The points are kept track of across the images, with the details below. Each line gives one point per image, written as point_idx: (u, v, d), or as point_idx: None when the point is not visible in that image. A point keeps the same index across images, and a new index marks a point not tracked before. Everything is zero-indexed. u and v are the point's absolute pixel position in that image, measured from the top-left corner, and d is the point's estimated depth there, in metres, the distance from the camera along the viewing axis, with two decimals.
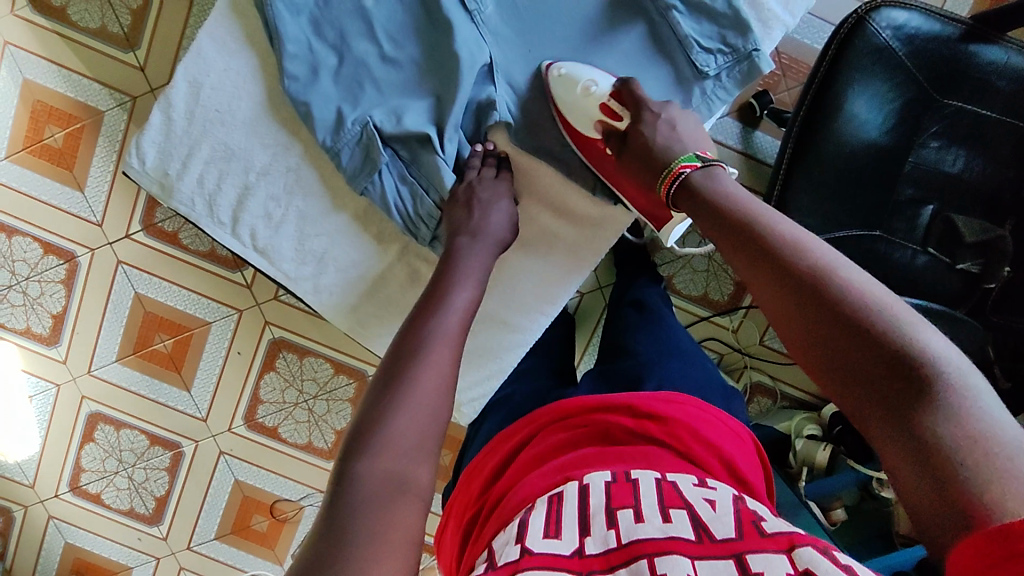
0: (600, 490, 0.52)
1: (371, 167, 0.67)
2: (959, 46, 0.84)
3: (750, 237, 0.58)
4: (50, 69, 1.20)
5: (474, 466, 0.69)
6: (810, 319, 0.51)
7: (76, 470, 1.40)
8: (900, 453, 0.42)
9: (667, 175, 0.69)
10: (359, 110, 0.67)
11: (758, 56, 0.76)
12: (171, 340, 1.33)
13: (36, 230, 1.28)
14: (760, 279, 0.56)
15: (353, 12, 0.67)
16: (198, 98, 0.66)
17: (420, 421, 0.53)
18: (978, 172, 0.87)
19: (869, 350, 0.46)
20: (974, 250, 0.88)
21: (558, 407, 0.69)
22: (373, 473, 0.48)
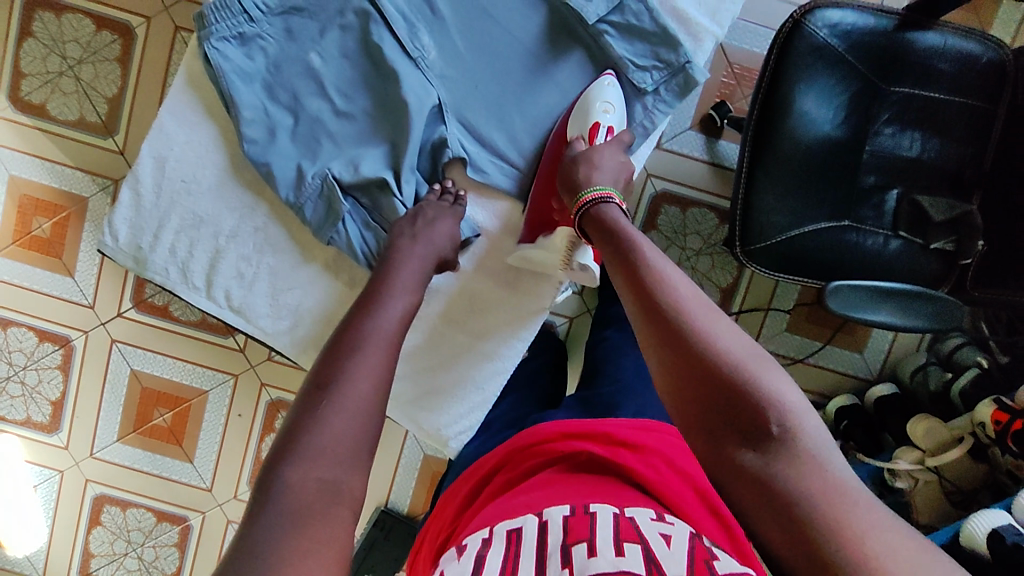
0: (557, 526, 0.50)
1: (334, 217, 0.69)
2: (897, 36, 0.86)
3: (644, 289, 0.58)
4: (34, 163, 1.25)
5: (453, 490, 0.70)
6: (694, 386, 0.51)
7: (85, 556, 1.38)
8: (781, 534, 0.44)
9: (579, 201, 0.69)
10: (318, 164, 0.70)
11: (691, 67, 0.78)
12: (170, 413, 1.33)
13: (29, 319, 1.30)
14: (649, 340, 0.55)
15: (303, 73, 0.71)
16: (163, 171, 0.69)
17: (355, 427, 0.52)
18: (937, 151, 0.89)
19: (752, 428, 0.48)
20: (944, 228, 0.88)
21: (532, 437, 0.68)
22: (301, 483, 0.47)
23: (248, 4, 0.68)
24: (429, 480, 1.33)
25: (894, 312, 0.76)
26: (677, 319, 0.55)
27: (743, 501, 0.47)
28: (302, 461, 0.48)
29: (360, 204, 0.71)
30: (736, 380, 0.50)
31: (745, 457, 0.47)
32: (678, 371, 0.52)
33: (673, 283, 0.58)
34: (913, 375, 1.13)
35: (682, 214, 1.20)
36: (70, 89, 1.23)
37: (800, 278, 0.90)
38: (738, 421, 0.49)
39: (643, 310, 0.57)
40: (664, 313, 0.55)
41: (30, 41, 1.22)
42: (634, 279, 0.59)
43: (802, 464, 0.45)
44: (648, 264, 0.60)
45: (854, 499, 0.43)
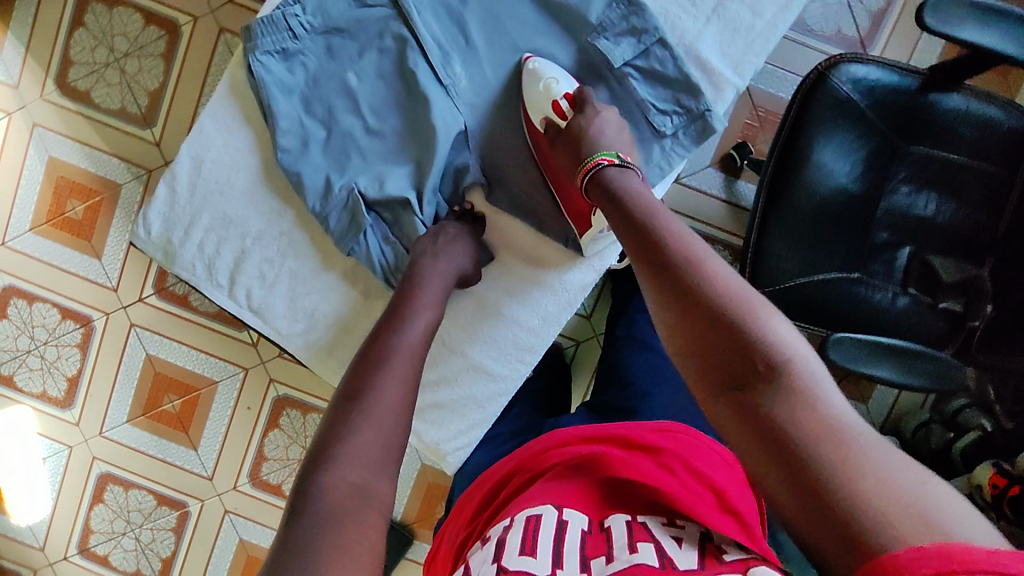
0: (576, 533, 0.54)
1: (357, 228, 0.72)
2: (920, 96, 0.87)
3: (648, 243, 0.62)
4: (73, 147, 1.29)
5: (470, 491, 0.74)
6: (697, 330, 0.54)
7: (84, 531, 1.41)
8: (771, 460, 0.45)
9: (583, 168, 0.72)
10: (346, 177, 0.72)
11: (711, 115, 0.79)
12: (180, 400, 1.37)
13: (54, 296, 1.35)
14: (652, 287, 0.59)
15: (340, 90, 0.73)
16: (200, 171, 0.71)
17: (384, 438, 0.55)
18: (952, 214, 0.90)
19: (748, 364, 0.49)
20: (953, 289, 0.90)
21: (551, 442, 0.72)
22: (335, 485, 0.50)
23: (292, 19, 0.70)
24: (425, 490, 1.35)
25: (892, 368, 0.77)
26: (681, 271, 0.57)
27: (739, 435, 0.48)
28: (337, 460, 0.51)
29: (381, 218, 0.75)
30: (736, 323, 0.52)
31: (739, 390, 0.49)
32: (682, 317, 0.55)
33: (681, 239, 0.61)
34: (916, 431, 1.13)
35: None
36: (115, 80, 1.28)
37: (809, 326, 0.90)
38: (738, 360, 0.50)
39: (652, 266, 0.60)
40: (671, 266, 0.58)
41: (80, 31, 1.27)
42: (643, 237, 0.63)
43: (798, 398, 0.46)
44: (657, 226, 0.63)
45: (845, 429, 0.44)
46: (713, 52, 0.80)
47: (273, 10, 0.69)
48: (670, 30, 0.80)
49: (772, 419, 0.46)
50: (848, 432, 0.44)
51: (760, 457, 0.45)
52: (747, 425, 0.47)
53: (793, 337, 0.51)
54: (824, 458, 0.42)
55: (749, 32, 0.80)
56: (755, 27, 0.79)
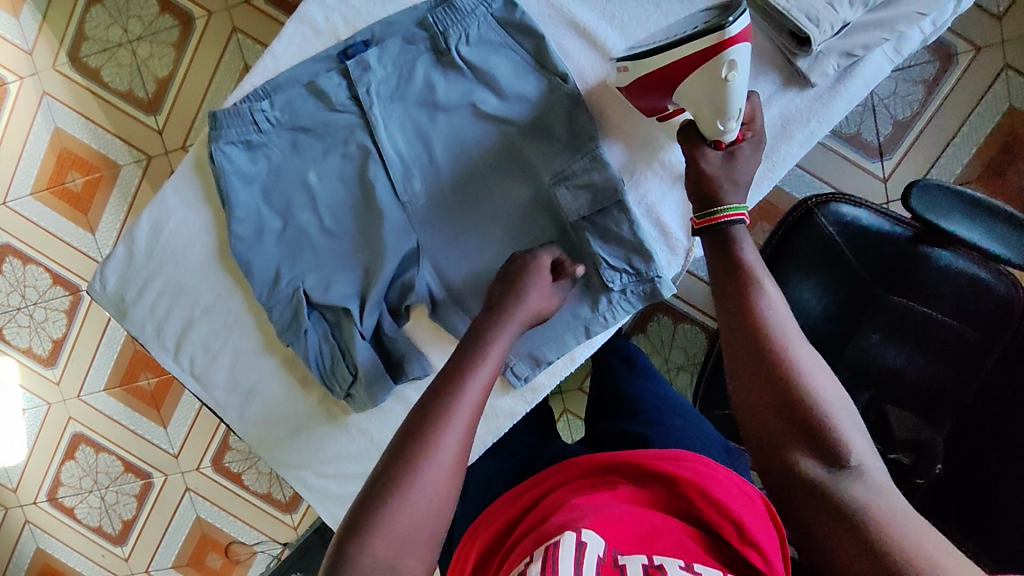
0: (593, 560, 0.50)
1: (298, 326, 0.74)
2: (911, 246, 0.85)
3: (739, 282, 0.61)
4: (79, 121, 1.30)
5: (476, 529, 0.68)
6: (772, 398, 0.55)
7: (55, 482, 1.49)
8: (841, 532, 0.48)
9: (710, 214, 0.66)
10: (295, 272, 0.74)
11: (660, 280, 0.75)
12: (156, 379, 1.43)
13: (48, 261, 1.38)
14: (738, 329, 0.59)
15: (300, 187, 0.73)
16: (158, 238, 0.74)
17: (423, 514, 0.52)
18: (918, 367, 0.86)
19: (830, 450, 0.52)
20: (906, 445, 0.86)
21: (571, 469, 0.67)
22: (363, 560, 0.49)
23: (259, 116, 0.71)
24: None
25: None
26: (768, 337, 0.58)
27: (805, 509, 0.51)
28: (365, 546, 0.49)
29: (323, 316, 0.75)
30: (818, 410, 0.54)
31: (809, 464, 0.52)
32: (761, 382, 0.56)
33: (772, 301, 0.60)
34: None
35: (673, 327, 1.22)
36: (126, 62, 1.28)
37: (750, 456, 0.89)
38: (810, 435, 0.53)
39: (740, 305, 0.60)
40: (757, 329, 0.58)
41: (97, 8, 1.27)
42: (738, 287, 0.61)
43: (870, 491, 0.49)
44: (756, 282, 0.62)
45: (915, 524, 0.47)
46: (676, 216, 0.77)
47: (242, 105, 0.71)
48: (637, 189, 0.77)
49: (846, 504, 0.49)
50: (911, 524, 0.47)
51: (828, 530, 0.49)
52: (810, 501, 0.50)
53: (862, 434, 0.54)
54: (894, 541, 0.45)
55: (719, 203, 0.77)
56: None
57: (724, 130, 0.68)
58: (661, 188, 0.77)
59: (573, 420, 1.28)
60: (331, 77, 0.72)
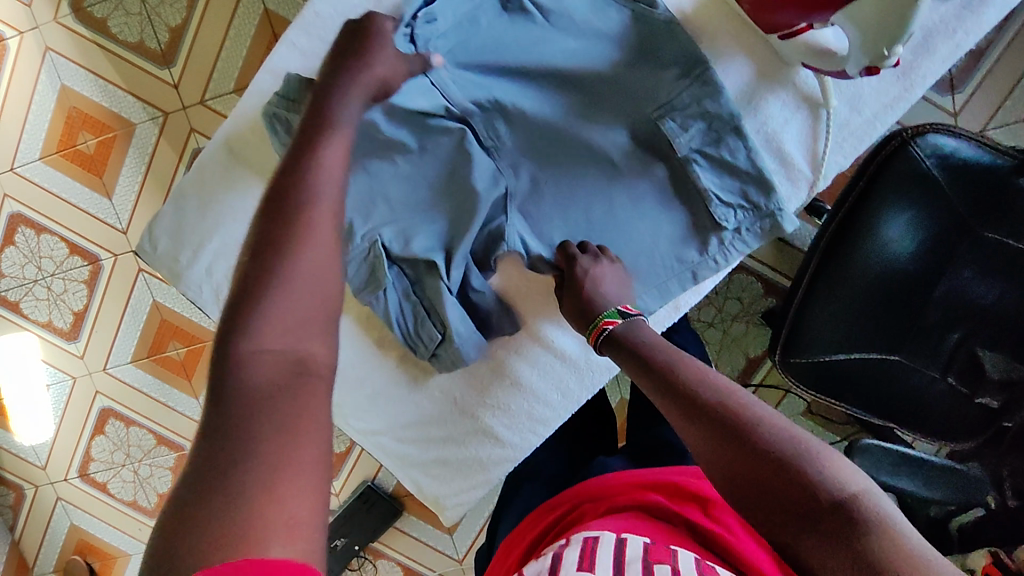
0: (637, 546, 0.54)
1: (376, 285, 0.73)
2: (1012, 178, 0.80)
3: (671, 389, 0.60)
4: (87, 77, 1.21)
5: (514, 538, 0.69)
6: (735, 470, 0.52)
7: (85, 458, 1.45)
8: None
9: (592, 329, 0.72)
10: (370, 225, 0.73)
11: (780, 214, 0.76)
12: (184, 349, 1.37)
13: (62, 230, 1.31)
14: (691, 432, 0.56)
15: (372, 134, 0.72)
16: (208, 197, 0.71)
17: (304, 303, 0.51)
18: (1014, 304, 0.83)
19: (807, 498, 0.48)
20: (997, 386, 0.85)
21: (604, 481, 0.70)
22: (260, 356, 0.47)
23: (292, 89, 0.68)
24: None
25: (915, 482, 0.76)
26: (704, 408, 0.56)
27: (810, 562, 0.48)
28: (254, 336, 0.48)
29: (404, 272, 0.75)
30: (781, 461, 0.50)
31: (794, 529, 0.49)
32: (716, 466, 0.53)
33: (698, 374, 0.60)
34: None
35: (728, 278, 1.17)
36: (134, 10, 1.19)
37: (826, 397, 0.87)
38: (783, 493, 0.49)
39: (677, 407, 0.58)
40: (696, 405, 0.57)
41: None
42: (684, 408, 0.57)
43: (862, 521, 0.46)
44: (675, 361, 0.63)
45: (910, 543, 0.45)
46: (797, 147, 0.78)
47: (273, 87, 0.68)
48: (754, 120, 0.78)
49: (848, 550, 0.45)
50: (905, 542, 0.45)
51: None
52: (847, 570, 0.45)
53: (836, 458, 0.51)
54: None
55: (844, 129, 0.78)
56: (851, 124, 0.78)
57: (889, 58, 0.65)
58: (786, 117, 0.78)
59: (621, 377, 1.24)
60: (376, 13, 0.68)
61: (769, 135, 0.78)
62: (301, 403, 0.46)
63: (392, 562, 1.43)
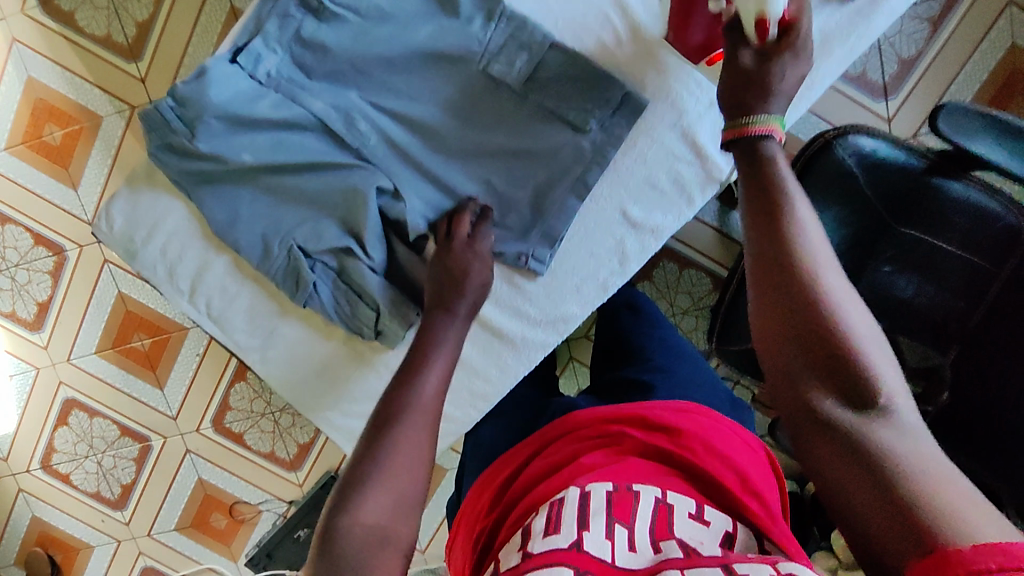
0: (600, 495, 0.54)
1: (304, 285, 0.71)
2: (925, 178, 0.85)
3: (773, 232, 0.52)
4: (54, 70, 1.23)
5: (486, 477, 0.70)
6: (796, 341, 0.49)
7: (48, 449, 1.45)
8: (857, 480, 0.45)
9: (737, 126, 0.59)
10: (282, 233, 0.70)
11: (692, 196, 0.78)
12: (149, 340, 1.39)
13: (28, 221, 1.32)
14: (769, 282, 0.51)
15: (295, 125, 0.68)
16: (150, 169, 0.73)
17: (400, 478, 0.53)
18: (930, 297, 0.89)
19: (854, 393, 0.47)
20: (914, 372, 0.90)
21: (572, 419, 0.68)
22: (353, 530, 0.49)
23: (169, 115, 0.65)
24: None
25: None
26: (798, 269, 0.50)
27: (817, 441, 0.48)
28: (353, 510, 0.50)
29: (327, 266, 0.72)
30: (843, 355, 0.48)
31: (823, 401, 0.48)
32: (778, 325, 0.50)
33: (804, 230, 0.52)
34: None
35: (678, 272, 1.22)
36: (102, 4, 1.21)
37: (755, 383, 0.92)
38: (834, 378, 0.48)
39: (770, 249, 0.52)
40: (786, 263, 0.51)
41: None
42: (778, 259, 0.51)
43: (897, 434, 0.46)
44: (789, 198, 0.54)
45: (938, 467, 0.44)
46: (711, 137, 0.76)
47: (150, 106, 0.65)
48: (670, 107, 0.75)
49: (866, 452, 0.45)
50: (935, 467, 0.44)
51: (839, 470, 0.46)
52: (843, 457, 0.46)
53: (897, 375, 0.48)
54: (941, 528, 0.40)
55: None
56: None
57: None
58: (698, 108, 0.75)
59: (579, 368, 1.29)
60: (250, 47, 0.66)
61: (684, 124, 0.75)
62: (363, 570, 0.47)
63: None
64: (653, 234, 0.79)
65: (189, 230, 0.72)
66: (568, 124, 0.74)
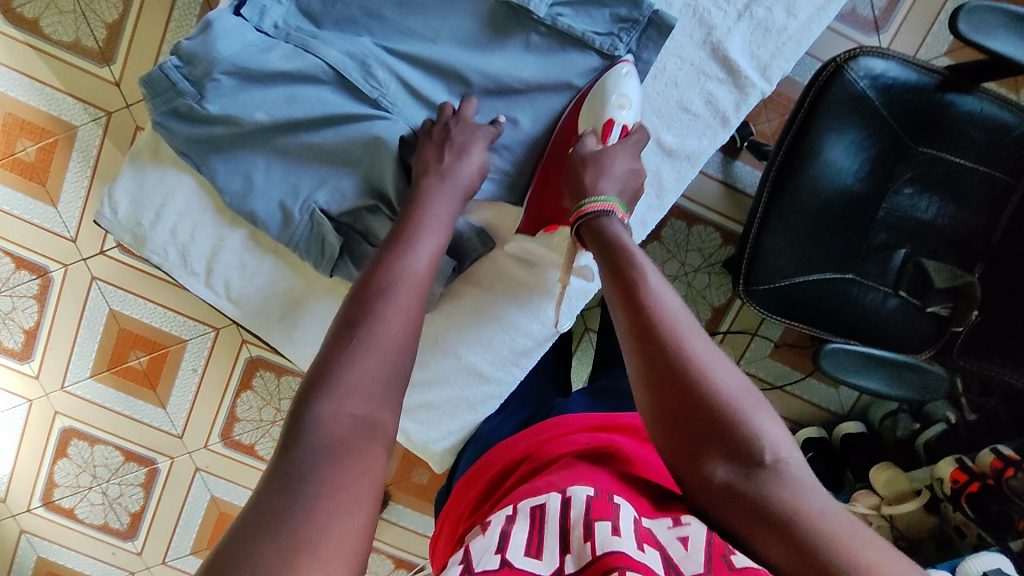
0: (580, 502, 0.47)
1: (326, 246, 0.69)
2: (937, 95, 0.85)
3: (636, 309, 0.53)
4: (22, 82, 1.17)
5: (473, 473, 0.67)
6: (681, 411, 0.49)
7: (49, 485, 1.38)
8: (773, 540, 0.44)
9: (580, 210, 0.63)
10: (302, 198, 0.69)
11: (727, 116, 0.81)
12: (147, 357, 1.33)
13: (7, 244, 1.25)
14: (636, 358, 0.51)
15: (309, 76, 0.68)
16: (157, 148, 0.72)
17: (383, 369, 0.52)
18: (951, 217, 0.90)
19: (744, 454, 0.47)
20: (944, 294, 0.90)
21: (564, 428, 0.64)
22: (335, 416, 0.48)
23: (175, 75, 0.66)
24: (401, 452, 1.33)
25: (883, 380, 0.80)
26: (660, 338, 0.50)
27: (723, 510, 0.47)
28: (336, 399, 0.49)
29: (350, 228, 0.70)
30: (725, 413, 0.48)
31: (718, 472, 0.47)
32: (660, 399, 0.49)
33: (660, 295, 0.54)
34: (884, 419, 1.19)
35: (687, 229, 1.20)
36: (67, 8, 1.16)
37: (789, 321, 0.90)
38: (722, 443, 0.47)
39: (635, 326, 0.52)
40: (652, 333, 0.51)
41: None
42: (645, 331, 0.51)
43: (791, 490, 0.45)
44: (638, 267, 0.56)
45: (833, 515, 0.44)
46: (739, 53, 0.79)
47: (155, 68, 0.66)
48: (696, 27, 0.79)
49: (771, 511, 0.45)
50: (832, 517, 0.44)
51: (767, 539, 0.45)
52: (749, 517, 0.46)
53: (779, 426, 0.49)
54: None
55: (783, 34, 0.79)
56: (790, 29, 0.78)
57: None
58: (722, 27, 0.79)
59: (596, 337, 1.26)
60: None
61: (711, 44, 0.79)
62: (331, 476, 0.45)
63: (384, 555, 1.36)
64: (691, 161, 0.81)
65: (205, 207, 0.72)
66: (594, 50, 0.74)
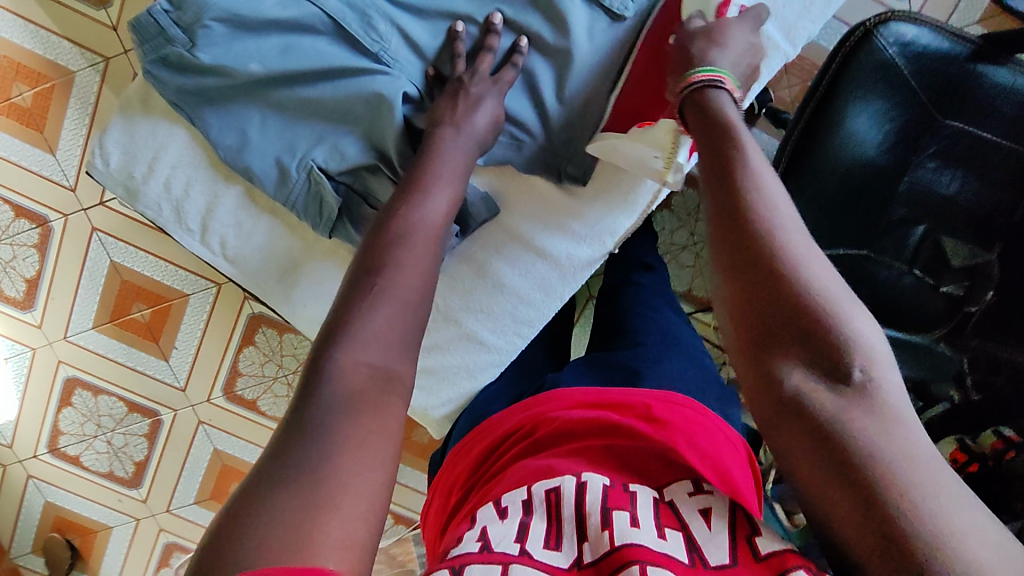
0: (597, 487, 0.46)
1: (325, 205, 0.67)
2: (968, 65, 0.81)
3: (730, 195, 0.48)
4: (16, 23, 1.13)
5: (462, 447, 0.65)
6: (753, 298, 0.44)
7: (53, 432, 1.40)
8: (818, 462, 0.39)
9: (691, 80, 0.59)
10: (300, 156, 0.67)
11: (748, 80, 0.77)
12: (149, 310, 1.32)
13: (6, 192, 1.24)
14: (720, 248, 0.47)
15: (305, 26, 0.65)
16: (148, 94, 0.69)
17: (397, 315, 0.48)
18: (974, 193, 0.86)
19: (826, 361, 0.41)
20: (960, 273, 0.88)
21: (557, 399, 0.62)
22: (351, 365, 0.44)
23: (164, 21, 0.63)
24: None
25: None
26: (751, 218, 0.46)
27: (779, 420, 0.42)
28: (350, 347, 0.45)
29: (350, 189, 0.69)
30: (813, 310, 0.42)
31: (789, 370, 0.42)
32: (738, 290, 0.45)
33: (762, 181, 0.49)
34: None
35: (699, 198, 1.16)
36: None
37: None
38: (799, 338, 0.42)
39: (721, 212, 0.48)
40: (744, 212, 0.47)
41: None
42: (735, 222, 0.47)
43: (870, 412, 0.39)
44: (742, 145, 0.52)
45: (921, 457, 0.37)
46: None
47: (143, 12, 0.63)
48: None
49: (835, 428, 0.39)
50: (907, 453, 0.37)
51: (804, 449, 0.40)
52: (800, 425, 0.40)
53: (879, 340, 0.42)
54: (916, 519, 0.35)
55: None
56: None
57: None
58: None
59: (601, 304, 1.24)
60: None
61: None
62: (360, 420, 0.42)
63: None
64: None
65: (200, 161, 0.70)
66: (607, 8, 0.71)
